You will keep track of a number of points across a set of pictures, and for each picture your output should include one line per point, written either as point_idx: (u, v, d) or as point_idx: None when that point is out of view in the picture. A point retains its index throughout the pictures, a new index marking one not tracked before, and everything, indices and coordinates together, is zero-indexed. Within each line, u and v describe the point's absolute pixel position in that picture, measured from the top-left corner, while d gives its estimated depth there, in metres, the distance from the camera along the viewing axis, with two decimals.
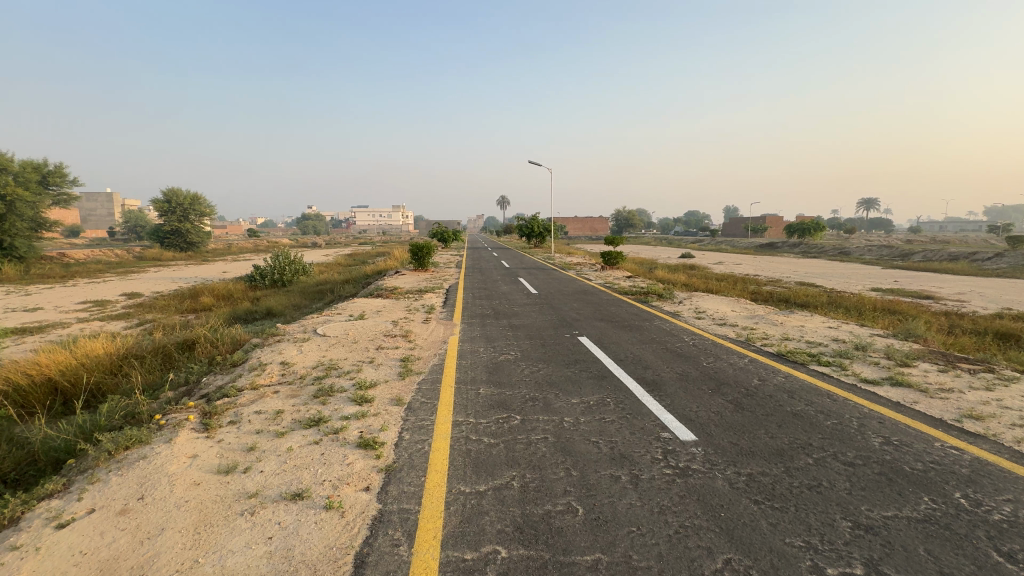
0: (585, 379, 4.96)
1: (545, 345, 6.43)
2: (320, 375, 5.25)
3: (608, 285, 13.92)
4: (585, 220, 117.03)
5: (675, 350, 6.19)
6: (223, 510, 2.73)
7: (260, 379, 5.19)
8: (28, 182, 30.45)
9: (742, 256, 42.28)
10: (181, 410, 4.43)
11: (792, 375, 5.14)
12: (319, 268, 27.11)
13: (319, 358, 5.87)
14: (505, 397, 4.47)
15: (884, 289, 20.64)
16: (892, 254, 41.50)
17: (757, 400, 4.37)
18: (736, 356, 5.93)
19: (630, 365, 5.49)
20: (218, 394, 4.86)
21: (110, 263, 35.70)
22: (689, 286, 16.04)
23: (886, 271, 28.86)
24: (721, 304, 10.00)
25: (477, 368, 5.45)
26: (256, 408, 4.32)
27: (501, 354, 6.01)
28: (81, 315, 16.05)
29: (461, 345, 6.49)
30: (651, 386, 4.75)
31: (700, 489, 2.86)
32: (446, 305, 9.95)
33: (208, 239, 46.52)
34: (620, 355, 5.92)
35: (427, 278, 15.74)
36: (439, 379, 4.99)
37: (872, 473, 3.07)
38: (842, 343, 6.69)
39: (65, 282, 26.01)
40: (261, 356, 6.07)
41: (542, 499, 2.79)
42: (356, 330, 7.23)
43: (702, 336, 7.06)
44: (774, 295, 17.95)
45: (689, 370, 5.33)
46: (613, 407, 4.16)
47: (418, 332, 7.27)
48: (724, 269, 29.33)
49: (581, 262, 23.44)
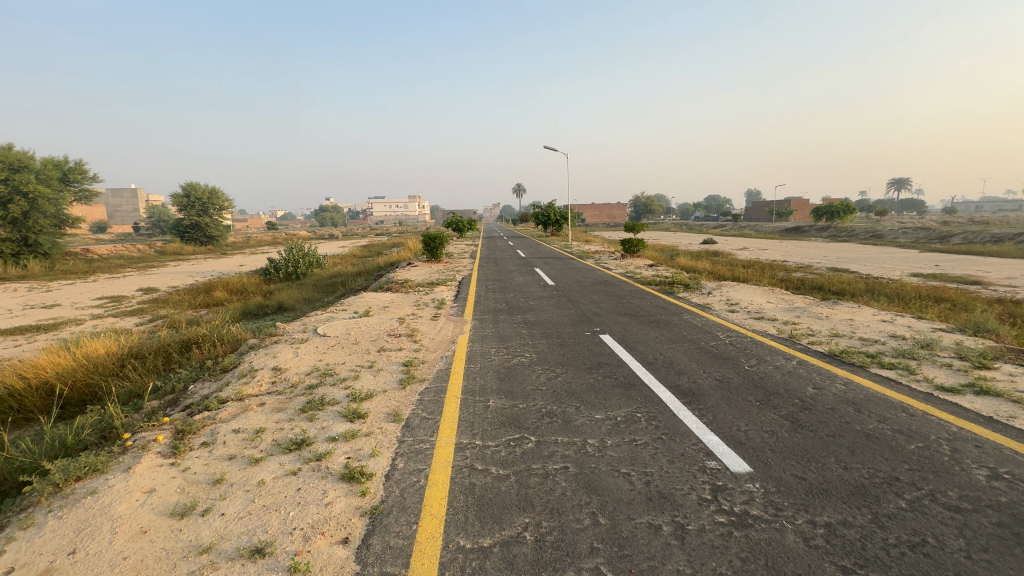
0: (610, 388, 4.31)
1: (563, 345, 5.80)
2: (313, 384, 4.72)
3: (629, 275, 13.14)
4: (604, 206, 114.74)
5: (711, 351, 5.48)
6: (165, 573, 2.20)
7: (248, 389, 4.69)
8: (50, 180, 30.96)
9: (768, 241, 40.69)
10: (155, 426, 3.96)
11: (853, 381, 4.41)
12: (335, 259, 26.98)
13: (316, 363, 5.35)
14: (518, 412, 3.86)
15: (926, 274, 19.34)
16: (930, 236, 39.40)
17: (817, 416, 3.68)
18: (781, 357, 5.22)
19: (661, 369, 4.83)
20: (199, 407, 4.38)
21: (132, 258, 36.32)
22: (716, 275, 15.15)
23: (925, 255, 27.24)
24: (755, 295, 9.20)
25: (487, 373, 4.85)
26: (236, 425, 3.81)
27: (515, 356, 5.40)
28: (97, 311, 16.01)
29: (471, 345, 5.90)
30: (687, 396, 4.08)
31: (765, 547, 2.22)
32: (458, 299, 9.38)
33: (227, 232, 46.89)
34: (649, 357, 5.24)
35: (439, 270, 15.22)
36: (444, 389, 4.42)
37: (991, 524, 2.36)
38: (902, 341, 5.90)
39: (87, 277, 26.32)
40: (253, 360, 5.57)
41: (563, 561, 2.17)
42: (358, 329, 6.70)
43: (739, 333, 6.33)
44: (807, 283, 16.90)
45: (729, 376, 4.63)
46: (645, 426, 3.52)
47: (425, 330, 6.70)
48: (750, 255, 28.08)
49: (600, 250, 22.69)
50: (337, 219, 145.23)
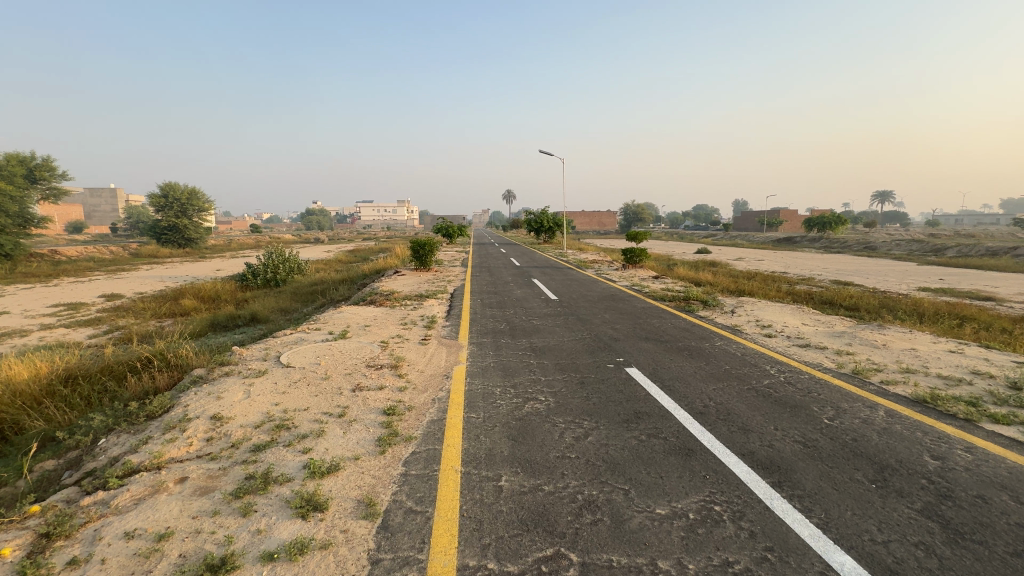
0: (662, 458, 3.19)
1: (584, 385, 4.65)
2: (260, 445, 3.51)
3: (635, 288, 12.11)
4: (595, 215, 115.32)
5: (770, 395, 4.39)
6: None
7: (172, 452, 3.47)
8: (13, 177, 29.11)
9: (762, 251, 40.17)
10: (15, 519, 2.72)
11: (979, 449, 3.33)
12: (319, 265, 25.61)
13: (270, 410, 4.13)
14: (542, 502, 2.70)
15: (934, 289, 18.65)
16: (923, 249, 39.15)
17: (970, 514, 2.58)
18: (861, 405, 4.15)
19: (719, 425, 3.71)
20: (96, 484, 3.13)
21: (103, 261, 34.33)
22: (724, 288, 14.20)
23: (925, 267, 26.83)
24: (786, 316, 8.17)
25: (493, 429, 3.68)
26: (134, 523, 2.60)
27: (526, 401, 4.26)
28: (48, 321, 14.45)
29: (470, 383, 4.75)
30: (775, 475, 2.97)
31: None
32: (451, 317, 8.23)
33: (207, 235, 45.13)
34: (697, 404, 4.14)
35: (428, 280, 14.00)
36: (439, 456, 3.26)
37: None
38: (991, 380, 4.86)
39: (47, 281, 24.42)
40: (188, 404, 4.30)
41: None
42: (331, 359, 5.48)
43: (794, 368, 5.24)
44: (816, 297, 16.06)
45: (812, 437, 3.53)
46: (735, 534, 2.40)
47: (412, 360, 5.51)
48: (749, 266, 27.28)
49: (597, 260, 21.74)
50: (323, 222, 142.69)
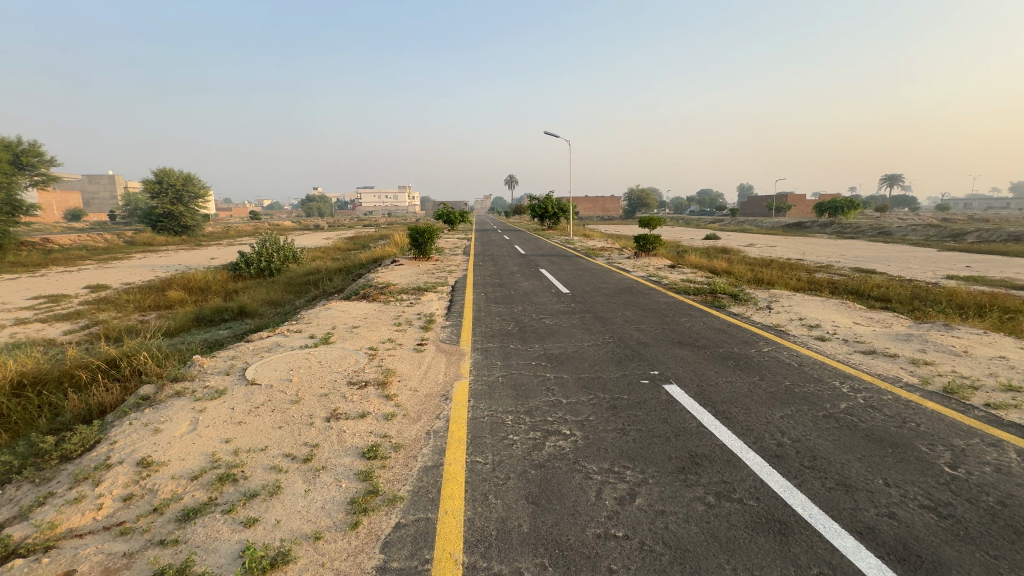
0: (752, 542, 2.23)
1: (617, 411, 3.70)
2: (191, 510, 2.58)
3: (652, 279, 11.12)
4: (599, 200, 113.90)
5: (858, 427, 3.43)
6: None
7: (69, 522, 2.54)
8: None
9: (775, 238, 38.91)
10: None
11: None
12: (317, 253, 24.58)
13: (216, 451, 3.20)
14: None
15: (964, 277, 17.55)
16: (941, 234, 37.78)
17: None
18: (982, 444, 3.19)
19: (811, 478, 2.76)
20: None
21: (95, 249, 33.31)
22: (745, 277, 13.20)
23: (947, 253, 25.65)
24: (832, 313, 7.16)
25: (506, 486, 2.74)
26: None
27: (547, 436, 3.31)
28: (24, 314, 13.56)
29: (474, 409, 3.79)
30: None
31: None
32: (452, 315, 7.26)
33: (204, 222, 44.10)
34: (769, 441, 3.20)
35: (427, 271, 13.03)
36: (434, 536, 2.31)
37: None
38: None
39: (35, 271, 23.50)
40: (117, 440, 3.38)
41: None
42: (306, 374, 4.53)
43: (871, 385, 4.27)
44: (841, 286, 15.02)
45: (945, 501, 2.56)
46: None
47: (404, 375, 4.56)
48: (763, 253, 26.15)
49: (606, 247, 20.59)
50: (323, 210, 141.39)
